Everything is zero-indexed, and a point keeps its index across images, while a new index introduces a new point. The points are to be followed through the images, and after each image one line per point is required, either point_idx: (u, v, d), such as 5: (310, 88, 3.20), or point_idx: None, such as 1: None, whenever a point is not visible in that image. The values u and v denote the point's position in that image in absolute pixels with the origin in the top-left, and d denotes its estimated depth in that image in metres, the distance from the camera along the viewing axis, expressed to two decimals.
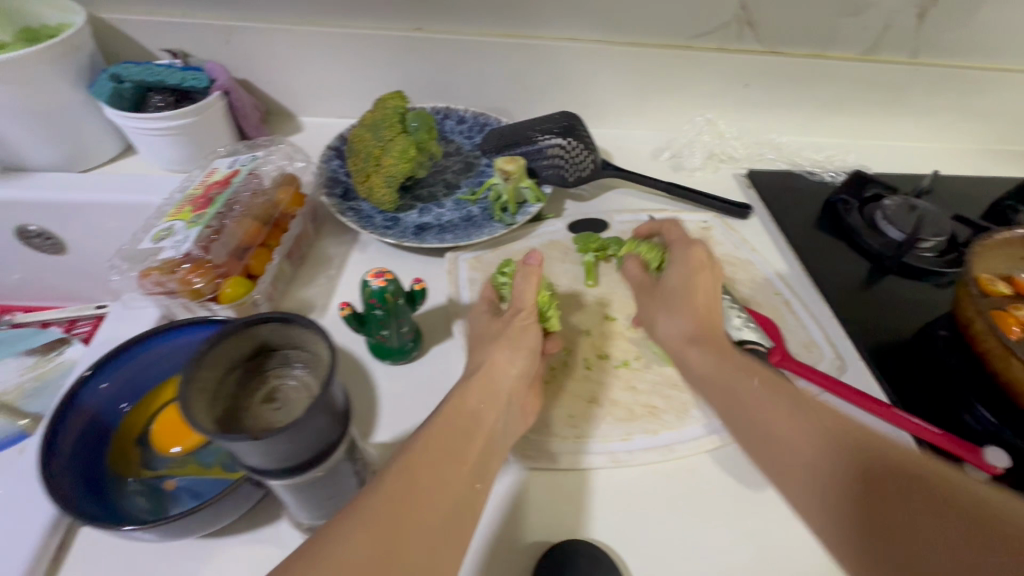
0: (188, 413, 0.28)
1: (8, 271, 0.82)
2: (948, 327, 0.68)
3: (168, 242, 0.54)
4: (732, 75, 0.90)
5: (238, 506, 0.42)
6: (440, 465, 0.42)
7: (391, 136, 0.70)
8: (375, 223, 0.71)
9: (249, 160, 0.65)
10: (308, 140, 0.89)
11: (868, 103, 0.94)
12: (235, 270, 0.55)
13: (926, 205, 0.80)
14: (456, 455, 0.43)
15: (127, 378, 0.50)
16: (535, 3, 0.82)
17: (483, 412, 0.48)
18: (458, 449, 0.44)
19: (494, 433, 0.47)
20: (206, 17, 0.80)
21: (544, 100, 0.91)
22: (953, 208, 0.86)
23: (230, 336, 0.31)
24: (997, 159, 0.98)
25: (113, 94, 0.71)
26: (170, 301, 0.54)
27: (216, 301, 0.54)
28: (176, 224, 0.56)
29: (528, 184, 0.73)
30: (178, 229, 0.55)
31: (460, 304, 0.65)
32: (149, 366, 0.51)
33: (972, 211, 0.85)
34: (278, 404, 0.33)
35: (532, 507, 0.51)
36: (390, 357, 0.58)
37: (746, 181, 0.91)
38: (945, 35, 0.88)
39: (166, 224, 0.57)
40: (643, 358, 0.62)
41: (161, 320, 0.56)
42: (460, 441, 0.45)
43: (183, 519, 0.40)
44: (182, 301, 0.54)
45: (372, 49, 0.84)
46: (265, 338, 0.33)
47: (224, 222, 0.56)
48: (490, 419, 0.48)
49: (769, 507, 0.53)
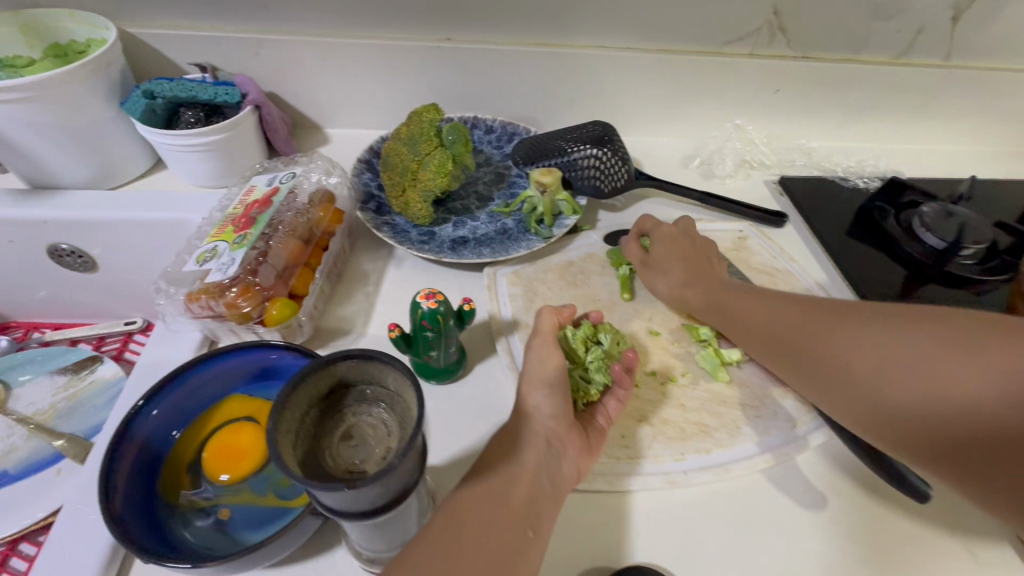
0: (279, 459, 0.27)
1: (36, 289, 0.81)
2: None
3: (214, 264, 0.54)
4: (763, 81, 0.88)
5: (299, 539, 0.42)
6: (485, 514, 0.42)
7: (428, 150, 0.69)
8: (410, 238, 0.70)
9: (288, 177, 0.64)
10: (335, 152, 0.88)
11: (901, 107, 0.93)
12: (281, 292, 0.54)
13: (964, 211, 0.79)
14: (501, 501, 0.43)
15: (178, 405, 0.49)
16: (564, 11, 0.81)
17: (529, 453, 0.47)
18: (507, 494, 0.44)
19: (539, 472, 0.46)
20: (234, 29, 0.79)
21: (572, 108, 0.90)
22: (991, 213, 0.84)
23: (312, 375, 0.31)
24: None
25: (145, 111, 0.71)
26: (216, 324, 0.53)
27: (263, 324, 0.53)
28: (219, 245, 0.55)
29: (564, 197, 0.72)
30: (223, 251, 0.55)
31: (502, 320, 0.64)
32: (198, 392, 0.50)
33: (1009, 216, 0.84)
34: (355, 441, 0.33)
35: (588, 531, 0.50)
36: (435, 378, 0.57)
37: (778, 188, 0.89)
38: (980, 37, 0.86)
39: (209, 245, 0.56)
40: (690, 375, 0.61)
41: (205, 343, 0.55)
42: (505, 486, 0.44)
43: (248, 555, 0.39)
44: (229, 324, 0.53)
45: (400, 59, 0.83)
46: (342, 375, 0.33)
47: (269, 243, 0.56)
48: (533, 458, 0.47)
49: (829, 527, 0.52)
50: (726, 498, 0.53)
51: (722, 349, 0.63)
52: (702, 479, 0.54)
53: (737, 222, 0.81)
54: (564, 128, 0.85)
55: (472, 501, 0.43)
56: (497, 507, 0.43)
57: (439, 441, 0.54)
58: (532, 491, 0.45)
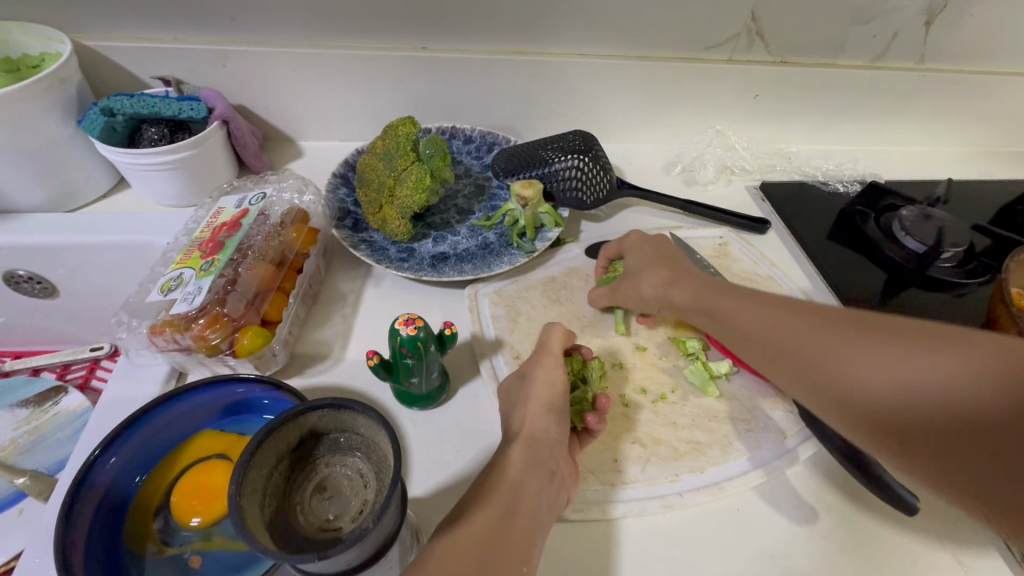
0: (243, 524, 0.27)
1: None
2: None
3: (179, 293, 0.51)
4: (742, 87, 0.88)
5: None
6: (482, 546, 0.41)
7: (405, 165, 0.67)
8: (389, 256, 0.68)
9: (259, 197, 0.61)
10: (310, 166, 0.85)
11: (877, 110, 0.93)
12: (253, 320, 0.52)
13: (942, 214, 0.80)
14: (499, 534, 0.42)
15: (141, 448, 0.46)
16: (542, 19, 0.79)
17: (527, 480, 0.46)
18: (503, 525, 0.43)
19: (537, 503, 0.45)
20: (198, 41, 0.76)
21: (552, 117, 0.88)
22: (967, 215, 0.85)
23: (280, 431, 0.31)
24: (999, 162, 0.99)
25: (105, 129, 0.68)
26: (185, 357, 0.50)
27: (234, 355, 0.51)
28: (185, 273, 0.53)
29: (545, 210, 0.72)
30: (189, 279, 0.52)
31: (486, 340, 0.62)
32: (164, 432, 0.47)
33: (984, 217, 0.85)
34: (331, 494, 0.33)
35: (580, 559, 0.49)
36: (417, 404, 0.55)
37: (759, 194, 0.89)
38: (953, 41, 0.87)
39: (174, 273, 0.53)
40: (679, 391, 0.60)
41: (173, 377, 0.52)
42: (503, 515, 0.43)
43: None
44: (197, 357, 0.50)
45: (374, 69, 0.80)
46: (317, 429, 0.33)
47: (238, 269, 0.53)
48: (533, 488, 0.46)
49: (823, 544, 0.51)
50: (720, 519, 0.52)
51: (710, 363, 0.62)
52: (694, 499, 0.53)
53: (716, 229, 0.80)
54: (544, 138, 0.84)
55: (469, 533, 0.41)
56: (493, 540, 0.41)
57: (424, 472, 0.52)
58: (526, 522, 0.44)
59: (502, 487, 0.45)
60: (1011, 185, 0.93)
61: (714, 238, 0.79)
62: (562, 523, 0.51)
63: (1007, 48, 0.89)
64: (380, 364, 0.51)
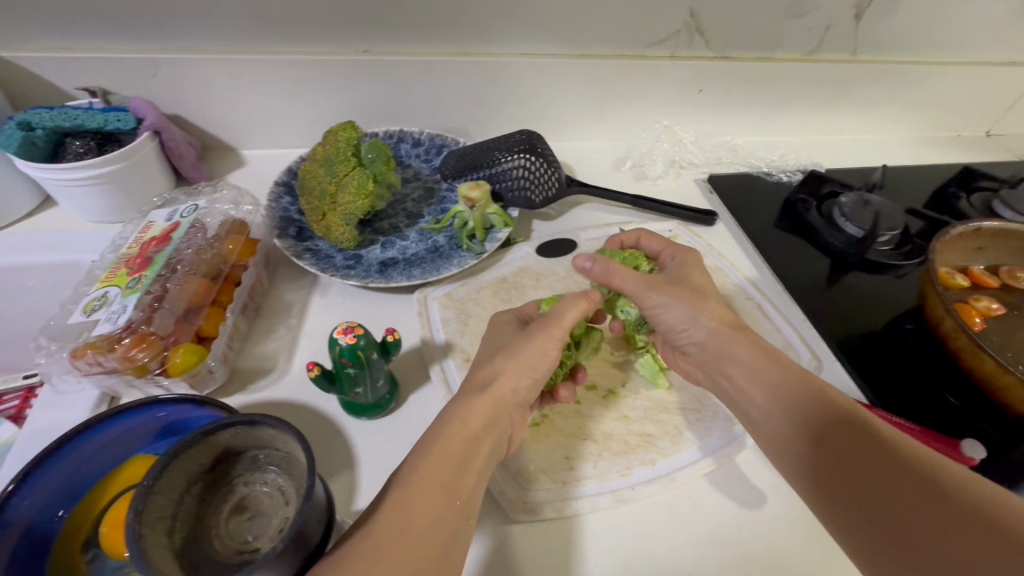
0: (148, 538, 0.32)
1: None
2: (914, 320, 0.70)
3: (103, 313, 0.49)
4: (686, 82, 0.89)
5: None
6: (437, 500, 0.39)
7: (346, 171, 0.66)
8: (335, 263, 0.66)
9: (191, 210, 0.59)
10: (254, 175, 0.83)
11: (816, 101, 0.96)
12: (184, 337, 0.50)
13: (879, 199, 0.82)
14: (452, 487, 0.41)
15: (63, 480, 0.43)
16: (482, 20, 0.79)
17: (479, 441, 0.45)
18: (454, 481, 0.41)
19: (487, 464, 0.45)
20: (123, 49, 0.72)
21: (501, 117, 0.88)
22: (902, 199, 0.89)
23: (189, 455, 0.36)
24: (931, 148, 1.03)
25: (24, 143, 0.64)
26: (111, 380, 0.48)
27: (166, 375, 0.49)
28: (111, 291, 0.51)
29: (494, 210, 0.71)
30: (114, 297, 0.50)
31: (436, 345, 0.62)
32: (88, 462, 0.45)
33: (918, 201, 0.89)
34: (248, 510, 0.39)
35: (533, 560, 0.49)
36: (365, 414, 0.54)
37: (708, 186, 0.91)
38: (883, 33, 0.90)
39: (99, 291, 0.51)
40: (630, 384, 0.61)
41: (102, 402, 0.50)
42: (455, 473, 0.42)
43: None
44: (124, 378, 0.48)
45: (314, 74, 0.78)
46: (228, 447, 0.38)
47: (166, 285, 0.51)
48: (486, 448, 0.45)
49: (772, 526, 0.52)
50: (673, 509, 0.53)
51: (660, 355, 0.63)
52: (647, 491, 0.53)
53: (667, 222, 0.81)
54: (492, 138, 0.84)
55: (419, 487, 0.40)
56: (445, 495, 0.40)
57: (374, 483, 0.50)
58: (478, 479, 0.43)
59: (461, 441, 0.44)
60: (943, 169, 0.97)
61: (665, 230, 0.81)
62: (513, 526, 0.50)
63: (933, 39, 0.93)
64: (325, 372, 0.50)
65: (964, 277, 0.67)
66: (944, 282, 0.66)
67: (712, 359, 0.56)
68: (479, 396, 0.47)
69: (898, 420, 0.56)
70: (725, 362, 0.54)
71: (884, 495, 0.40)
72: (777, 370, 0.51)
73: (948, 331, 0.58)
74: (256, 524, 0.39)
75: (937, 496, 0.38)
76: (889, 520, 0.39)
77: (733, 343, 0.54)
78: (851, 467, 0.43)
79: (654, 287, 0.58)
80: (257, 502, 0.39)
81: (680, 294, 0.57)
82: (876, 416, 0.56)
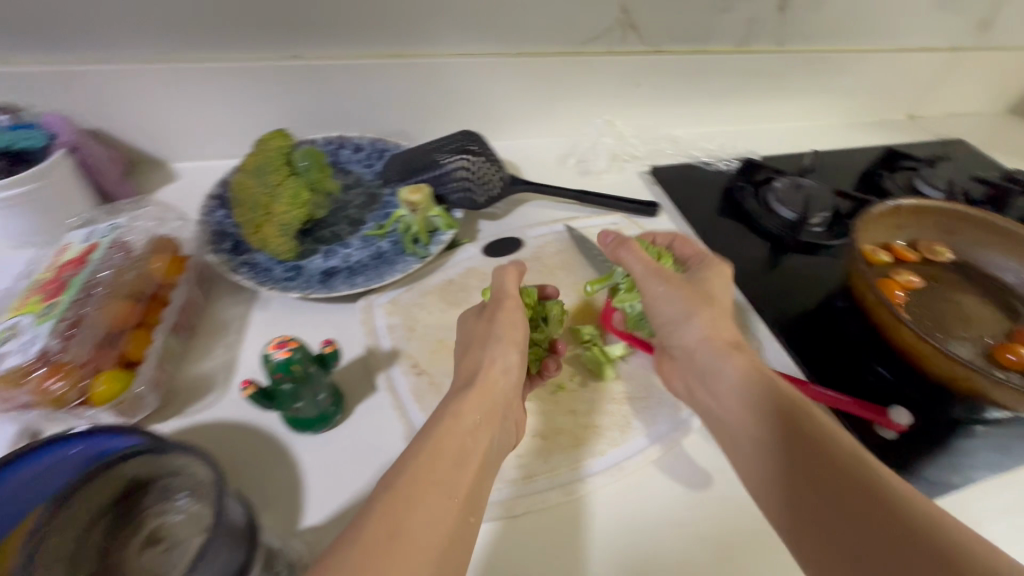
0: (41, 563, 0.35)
1: None
2: (845, 297, 0.74)
3: (13, 344, 0.46)
4: (624, 77, 0.91)
5: None
6: (435, 503, 0.40)
7: (278, 180, 0.64)
8: (274, 276, 0.64)
9: (110, 229, 0.57)
10: (188, 190, 0.80)
11: (749, 91, 0.99)
12: (107, 363, 0.48)
13: (810, 183, 0.86)
14: (455, 489, 0.42)
15: None
16: (415, 21, 0.78)
17: (477, 433, 0.47)
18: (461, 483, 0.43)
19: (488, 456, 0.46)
20: (32, 63, 0.69)
21: (443, 119, 0.88)
22: (832, 182, 0.93)
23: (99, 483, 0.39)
24: (858, 132, 1.09)
25: None
26: (26, 413, 0.46)
27: (88, 404, 0.46)
28: (21, 320, 0.48)
29: (437, 213, 0.71)
30: (25, 327, 0.47)
31: (382, 352, 0.61)
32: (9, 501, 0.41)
33: (847, 182, 0.93)
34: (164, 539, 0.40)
35: (486, 560, 0.48)
36: (310, 428, 0.52)
37: (650, 179, 0.92)
38: (806, 24, 0.94)
39: (9, 322, 0.48)
40: (578, 378, 0.62)
41: (21, 437, 0.47)
42: (455, 474, 0.43)
43: None
44: (42, 411, 0.45)
45: (244, 82, 0.76)
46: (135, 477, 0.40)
47: (84, 310, 0.49)
48: (485, 439, 0.47)
49: (719, 505, 0.53)
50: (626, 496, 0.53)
51: (607, 347, 0.64)
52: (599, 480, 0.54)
53: (613, 216, 0.81)
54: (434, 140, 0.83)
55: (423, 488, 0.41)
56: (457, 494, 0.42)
57: (320, 497, 0.49)
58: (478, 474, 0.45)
59: (456, 437, 0.46)
60: (869, 151, 1.02)
61: (610, 225, 0.80)
62: None
63: (852, 28, 0.98)
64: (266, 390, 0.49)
65: (887, 254, 0.71)
66: (869, 260, 0.70)
67: (698, 373, 0.54)
68: (470, 390, 0.50)
69: (833, 394, 0.58)
70: (711, 380, 0.53)
71: (832, 501, 0.40)
72: (758, 388, 0.49)
73: (872, 306, 0.61)
74: (172, 554, 0.40)
75: (880, 514, 0.38)
76: (828, 527, 0.40)
77: (746, 373, 0.51)
78: (805, 470, 0.43)
79: (671, 283, 0.59)
80: (171, 533, 0.40)
81: (685, 299, 0.58)
82: (813, 391, 0.58)
